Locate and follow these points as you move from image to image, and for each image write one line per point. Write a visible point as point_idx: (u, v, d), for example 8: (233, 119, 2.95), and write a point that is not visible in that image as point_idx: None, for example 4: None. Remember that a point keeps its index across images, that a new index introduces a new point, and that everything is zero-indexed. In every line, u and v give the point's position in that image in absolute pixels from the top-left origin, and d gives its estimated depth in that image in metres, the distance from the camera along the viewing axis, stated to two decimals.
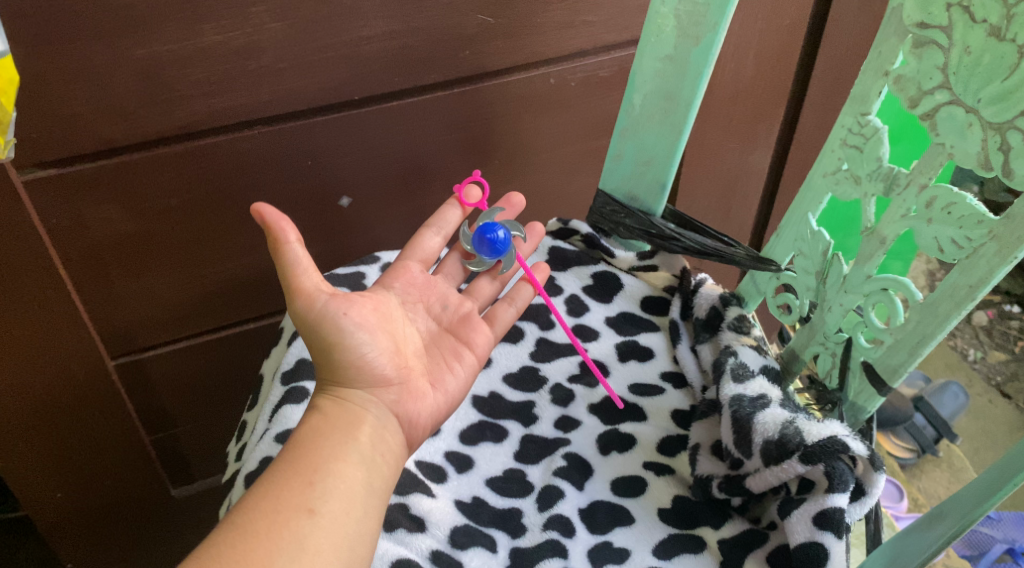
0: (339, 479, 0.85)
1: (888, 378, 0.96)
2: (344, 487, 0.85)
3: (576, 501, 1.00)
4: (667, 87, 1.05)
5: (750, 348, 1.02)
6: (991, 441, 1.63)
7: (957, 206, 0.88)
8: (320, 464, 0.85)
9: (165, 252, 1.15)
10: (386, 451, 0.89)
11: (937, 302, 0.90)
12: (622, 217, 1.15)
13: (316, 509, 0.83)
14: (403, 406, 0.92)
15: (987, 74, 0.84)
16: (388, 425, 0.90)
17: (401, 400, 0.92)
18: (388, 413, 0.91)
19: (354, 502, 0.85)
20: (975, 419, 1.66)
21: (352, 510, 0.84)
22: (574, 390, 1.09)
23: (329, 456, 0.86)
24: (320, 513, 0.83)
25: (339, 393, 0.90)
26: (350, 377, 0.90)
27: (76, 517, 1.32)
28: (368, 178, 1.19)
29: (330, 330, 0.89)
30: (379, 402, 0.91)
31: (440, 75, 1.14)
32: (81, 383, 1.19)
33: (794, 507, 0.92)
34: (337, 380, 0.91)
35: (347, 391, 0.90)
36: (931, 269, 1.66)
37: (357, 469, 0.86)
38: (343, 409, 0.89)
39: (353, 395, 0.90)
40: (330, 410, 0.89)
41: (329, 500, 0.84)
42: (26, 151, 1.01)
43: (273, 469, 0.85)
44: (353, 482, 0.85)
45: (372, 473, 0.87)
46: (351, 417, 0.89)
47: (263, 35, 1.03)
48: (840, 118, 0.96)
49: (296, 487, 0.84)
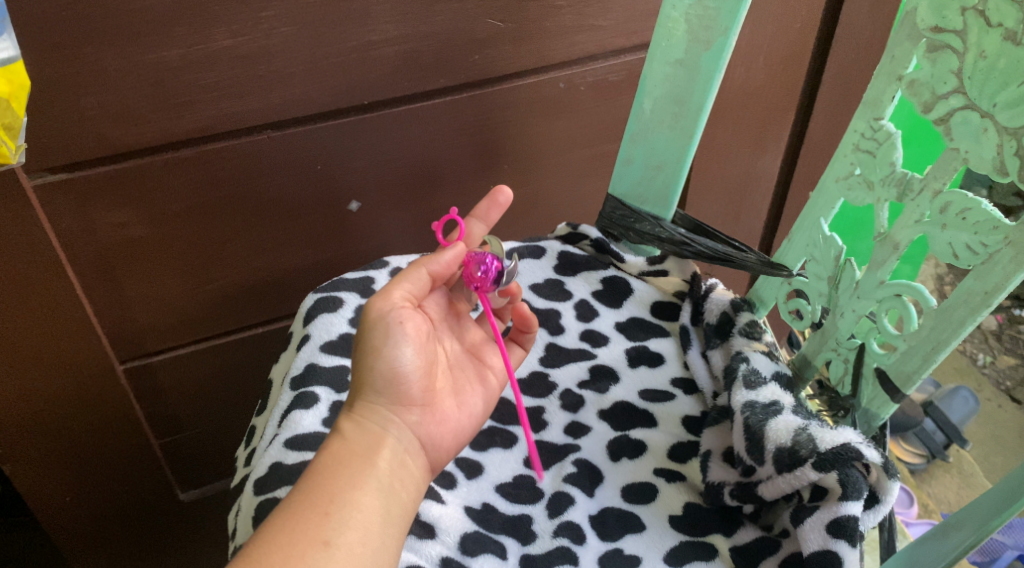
0: (355, 509, 0.84)
1: (901, 385, 0.95)
2: (362, 517, 0.84)
3: (587, 508, 1.00)
4: (678, 92, 1.05)
5: (762, 354, 1.01)
6: (1004, 448, 1.62)
7: (972, 212, 0.87)
8: (336, 495, 0.84)
9: (174, 257, 1.15)
10: (404, 477, 0.88)
11: (951, 309, 0.90)
12: (633, 222, 1.14)
13: (331, 540, 0.82)
14: (424, 429, 0.92)
15: (1002, 79, 0.84)
16: (407, 449, 0.90)
17: (422, 421, 0.92)
18: (409, 437, 0.90)
19: (371, 532, 0.84)
20: (986, 425, 1.65)
21: (367, 541, 0.83)
22: (584, 395, 1.09)
23: (347, 486, 0.85)
24: (335, 545, 0.82)
25: (360, 414, 0.89)
26: (379, 393, 0.89)
27: (82, 522, 1.31)
28: (376, 183, 1.19)
29: (381, 337, 0.89)
30: (401, 424, 0.90)
31: (450, 79, 1.14)
32: (89, 387, 1.19)
33: (807, 515, 0.91)
34: (362, 399, 0.89)
35: (377, 410, 0.89)
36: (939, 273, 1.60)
37: (373, 498, 0.85)
38: (362, 431, 0.88)
39: (374, 417, 0.89)
40: (355, 430, 0.88)
41: (345, 531, 0.83)
42: (35, 155, 1.01)
43: (290, 500, 0.84)
44: (370, 512, 0.84)
45: (389, 502, 0.86)
46: (369, 442, 0.88)
47: (273, 39, 1.03)
48: (853, 122, 0.96)
49: (313, 519, 0.82)
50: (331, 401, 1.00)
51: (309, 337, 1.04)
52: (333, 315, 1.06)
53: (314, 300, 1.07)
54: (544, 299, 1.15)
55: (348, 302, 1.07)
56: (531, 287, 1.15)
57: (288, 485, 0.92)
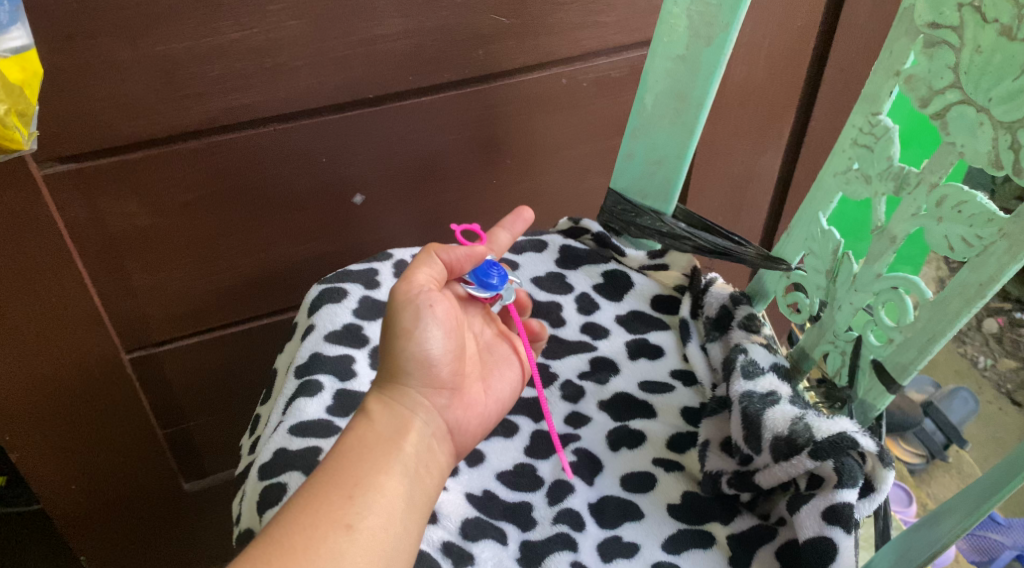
0: (379, 494, 0.84)
1: (897, 377, 0.96)
2: (385, 502, 0.84)
3: (586, 496, 1.01)
4: (679, 87, 1.06)
5: (760, 345, 1.02)
6: (1001, 447, 1.63)
7: (967, 205, 0.88)
8: (360, 479, 0.84)
9: (181, 248, 1.16)
10: (430, 462, 0.89)
11: (946, 300, 0.91)
12: (633, 217, 1.16)
13: (354, 525, 0.81)
14: (452, 412, 0.93)
15: (997, 74, 0.85)
16: (433, 434, 0.91)
17: (450, 405, 0.93)
18: (438, 421, 0.92)
19: (393, 519, 0.83)
20: (985, 426, 1.67)
21: (390, 528, 0.83)
22: (585, 386, 1.10)
23: (372, 470, 0.85)
24: (357, 529, 0.81)
25: (391, 396, 0.90)
26: (411, 376, 0.91)
27: (88, 510, 1.33)
28: (381, 176, 1.20)
29: (412, 319, 0.90)
30: (430, 408, 0.92)
31: (455, 74, 1.15)
32: (96, 375, 1.20)
33: (804, 502, 0.92)
34: (394, 381, 0.91)
35: (409, 393, 0.91)
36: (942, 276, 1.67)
37: (398, 483, 0.85)
38: (392, 413, 0.89)
39: (405, 399, 0.90)
40: (384, 412, 0.89)
41: (367, 517, 0.82)
42: (45, 145, 1.03)
43: (315, 480, 0.84)
44: (394, 497, 0.84)
45: (415, 487, 0.86)
46: (399, 424, 0.89)
47: (281, 33, 1.05)
48: (852, 117, 0.97)
49: (336, 501, 0.82)
50: (335, 390, 1.01)
51: (313, 327, 1.06)
52: (338, 305, 1.07)
53: (318, 291, 1.08)
54: (546, 292, 1.16)
55: (353, 293, 1.08)
56: (533, 280, 1.17)
57: (292, 470, 0.93)
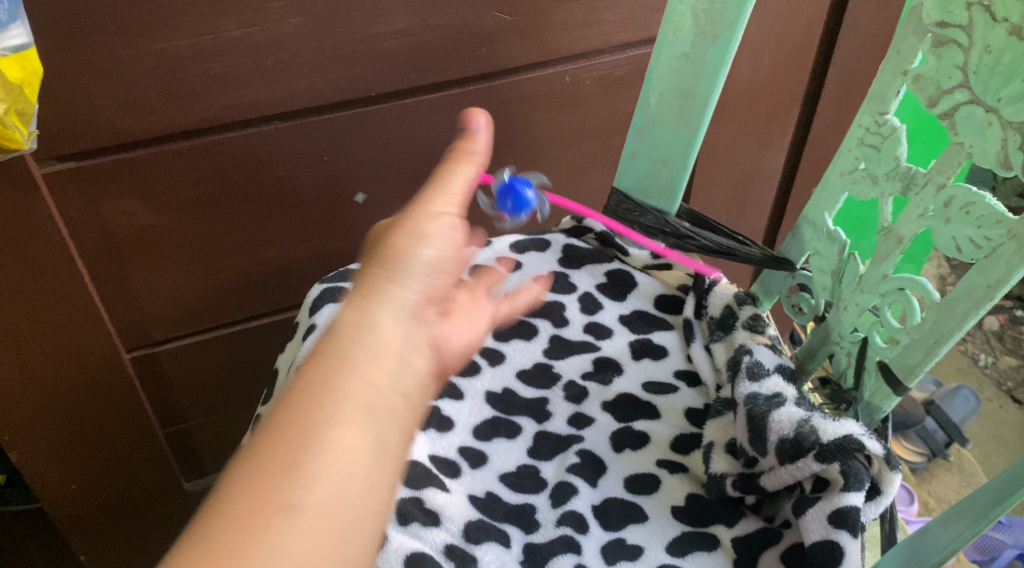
0: (337, 446, 0.72)
1: (904, 378, 0.96)
2: (342, 463, 0.72)
3: (590, 498, 1.00)
4: (684, 86, 1.05)
5: (765, 346, 1.01)
6: (1003, 446, 1.63)
7: (975, 206, 0.87)
8: (316, 432, 0.72)
9: (182, 247, 1.16)
10: (403, 387, 0.77)
11: (954, 302, 0.90)
12: (637, 216, 1.15)
13: (298, 503, 0.70)
14: (434, 339, 0.81)
15: (1006, 74, 0.84)
16: (414, 355, 0.78)
17: (434, 329, 0.82)
18: (422, 342, 0.80)
19: (352, 478, 0.72)
20: (986, 424, 1.67)
21: (346, 500, 0.71)
22: (588, 387, 1.09)
23: (331, 406, 0.73)
24: (303, 507, 0.70)
25: (369, 302, 0.78)
26: (401, 287, 0.80)
27: (87, 509, 1.32)
28: (382, 175, 1.19)
29: (427, 218, 0.83)
30: (417, 322, 0.80)
31: (457, 72, 1.14)
32: (96, 374, 1.19)
33: (810, 506, 0.91)
34: (373, 293, 0.79)
35: (390, 297, 0.79)
36: (942, 273, 1.71)
37: (362, 433, 0.73)
38: (369, 319, 0.77)
39: (384, 309, 0.78)
40: (356, 318, 0.77)
41: (317, 490, 0.70)
42: (45, 144, 1.02)
43: (267, 425, 0.73)
44: (355, 453, 0.72)
45: (383, 436, 0.74)
46: (373, 337, 0.76)
47: (282, 30, 1.04)
48: (858, 117, 0.96)
49: (281, 468, 0.70)
50: None
51: (316, 327, 1.05)
52: (340, 304, 1.06)
53: (319, 291, 1.08)
54: (548, 291, 1.15)
55: None
56: None
57: None
